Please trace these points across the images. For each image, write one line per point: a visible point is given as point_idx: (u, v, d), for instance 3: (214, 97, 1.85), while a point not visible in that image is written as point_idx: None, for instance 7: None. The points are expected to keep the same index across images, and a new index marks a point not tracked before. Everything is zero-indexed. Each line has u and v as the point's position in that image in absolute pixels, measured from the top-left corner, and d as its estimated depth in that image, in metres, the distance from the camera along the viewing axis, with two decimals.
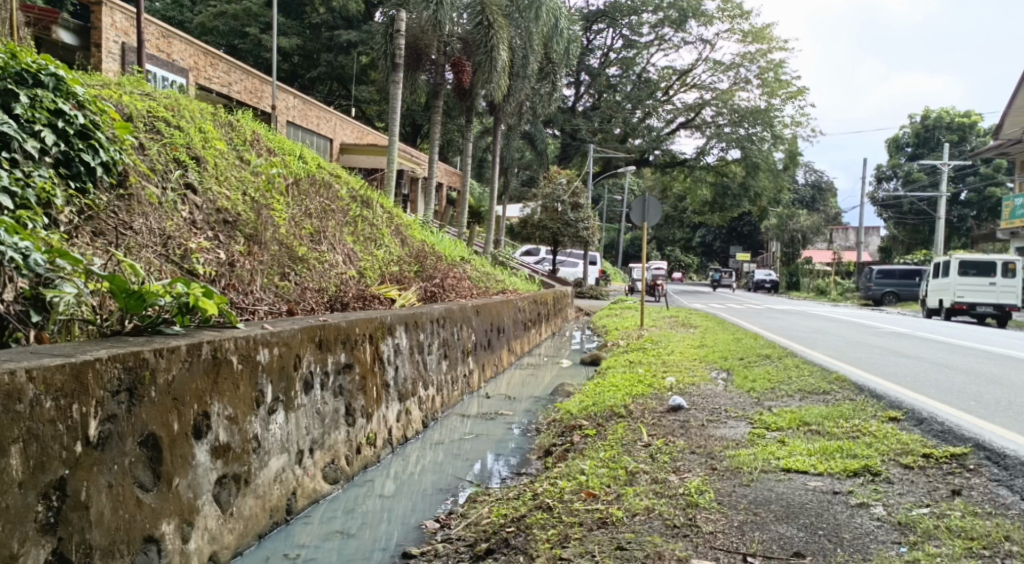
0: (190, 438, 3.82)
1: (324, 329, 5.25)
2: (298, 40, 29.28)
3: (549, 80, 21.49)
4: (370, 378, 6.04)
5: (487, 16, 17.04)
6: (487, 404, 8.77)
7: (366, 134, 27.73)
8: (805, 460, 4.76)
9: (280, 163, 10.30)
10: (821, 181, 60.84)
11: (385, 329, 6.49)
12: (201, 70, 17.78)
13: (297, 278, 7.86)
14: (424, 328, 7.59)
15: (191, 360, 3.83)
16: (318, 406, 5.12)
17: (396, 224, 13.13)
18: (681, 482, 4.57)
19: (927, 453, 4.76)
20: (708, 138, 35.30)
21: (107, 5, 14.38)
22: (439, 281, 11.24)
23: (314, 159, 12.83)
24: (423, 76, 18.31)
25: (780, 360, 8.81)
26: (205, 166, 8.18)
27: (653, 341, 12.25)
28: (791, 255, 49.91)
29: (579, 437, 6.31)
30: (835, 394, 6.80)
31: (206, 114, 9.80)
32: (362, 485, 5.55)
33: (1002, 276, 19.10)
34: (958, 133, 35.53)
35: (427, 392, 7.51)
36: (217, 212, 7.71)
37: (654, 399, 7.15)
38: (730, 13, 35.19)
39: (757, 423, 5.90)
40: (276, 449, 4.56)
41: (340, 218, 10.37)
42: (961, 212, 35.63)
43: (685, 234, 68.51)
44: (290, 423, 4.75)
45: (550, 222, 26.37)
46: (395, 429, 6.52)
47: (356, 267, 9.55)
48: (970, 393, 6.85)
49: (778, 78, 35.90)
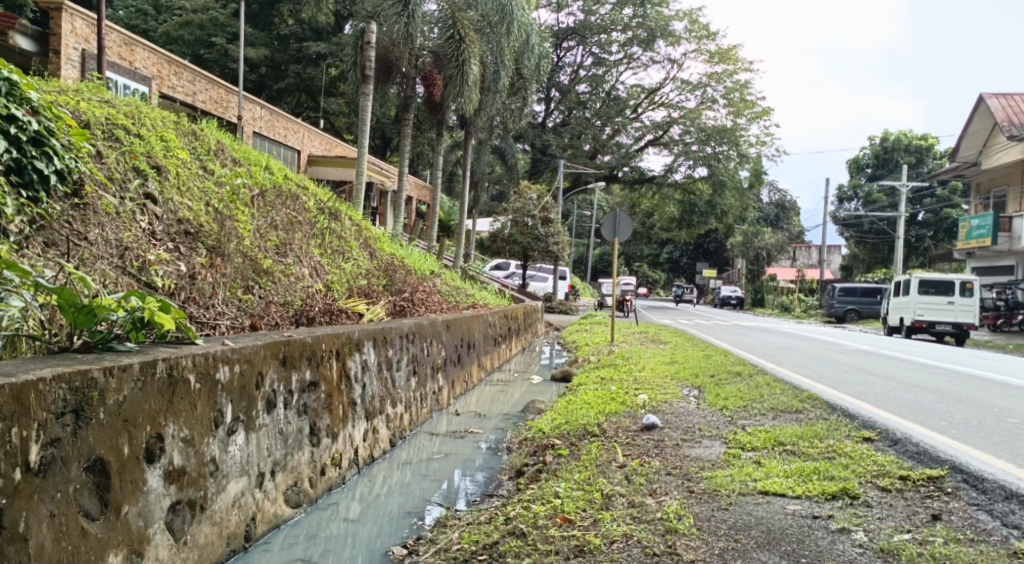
0: (141, 463, 3.60)
1: (289, 345, 5.04)
2: (266, 51, 29.00)
3: (519, 96, 21.41)
4: (336, 396, 5.83)
5: (459, 30, 16.87)
6: (457, 421, 8.60)
7: (334, 146, 27.47)
8: (783, 482, 4.64)
9: (246, 174, 10.07)
10: (785, 200, 61.58)
11: (353, 344, 6.29)
12: (165, 79, 17.47)
13: (261, 291, 7.65)
14: (393, 343, 7.39)
15: (144, 380, 3.61)
16: (280, 426, 4.91)
17: (364, 237, 12.91)
18: (659, 506, 4.43)
19: (904, 475, 4.67)
20: (676, 155, 35.55)
21: (67, 11, 14.06)
22: (409, 295, 11.04)
23: (281, 170, 12.58)
24: (394, 89, 18.17)
25: (751, 378, 8.73)
26: (166, 176, 7.95)
27: (624, 356, 12.14)
28: (756, 272, 50.31)
29: (551, 456, 6.15)
30: (809, 413, 6.71)
31: (168, 123, 9.55)
32: (326, 508, 5.34)
33: (959, 295, 19.35)
34: (917, 155, 36.15)
35: (395, 409, 7.31)
36: (178, 223, 7.49)
37: (628, 417, 7.02)
38: (697, 34, 35.53)
39: (733, 443, 5.79)
40: (234, 472, 4.34)
41: (307, 230, 10.15)
42: (918, 232, 36.16)
43: (652, 251, 68.84)
44: (251, 444, 4.53)
45: (520, 237, 26.33)
46: (361, 449, 6.31)
47: (323, 280, 9.34)
48: (940, 413, 6.80)
49: (743, 98, 36.25)
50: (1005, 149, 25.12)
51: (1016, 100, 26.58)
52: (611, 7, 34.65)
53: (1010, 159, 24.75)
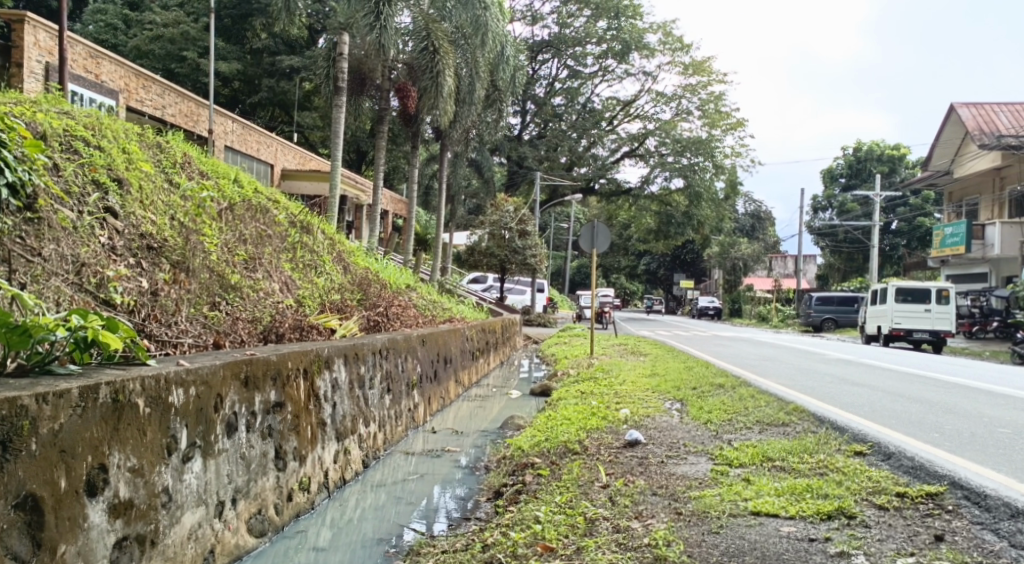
0: (81, 497, 3.30)
1: (251, 364, 4.75)
2: (238, 65, 28.70)
3: (494, 108, 21.19)
4: (304, 417, 5.53)
5: (432, 41, 16.66)
6: (433, 439, 8.32)
7: (309, 160, 27.13)
8: (775, 502, 4.41)
9: (213, 186, 9.73)
10: (761, 210, 61.95)
11: (323, 362, 6.01)
12: (133, 92, 17.10)
13: (228, 307, 7.36)
14: (365, 359, 7.10)
15: (83, 406, 3.31)
16: (242, 451, 4.61)
17: (337, 251, 12.61)
18: (646, 530, 4.18)
19: (902, 491, 4.46)
20: (652, 167, 35.60)
21: (29, 23, 13.67)
22: (383, 310, 10.74)
23: (251, 183, 12.25)
24: (368, 102, 17.97)
25: (734, 390, 8.50)
26: (128, 189, 7.61)
27: (604, 369, 11.91)
28: (733, 282, 50.40)
29: (530, 476, 5.88)
30: (796, 426, 6.50)
31: (132, 135, 9.22)
32: (292, 537, 5.03)
33: (936, 303, 19.30)
34: (889, 165, 36.47)
35: (368, 429, 7.01)
36: (141, 237, 7.15)
37: (610, 434, 6.76)
38: (671, 46, 35.61)
39: (719, 459, 5.56)
40: (191, 502, 4.04)
41: (277, 244, 9.84)
42: (893, 241, 36.34)
43: (630, 262, 68.78)
44: (209, 471, 4.23)
45: (497, 250, 26.12)
46: (332, 472, 6.01)
47: (294, 295, 9.05)
48: (931, 424, 6.62)
49: (718, 109, 36.35)
50: (977, 157, 25.27)
51: (986, 108, 26.79)
52: (585, 20, 34.65)
53: (981, 168, 24.91)
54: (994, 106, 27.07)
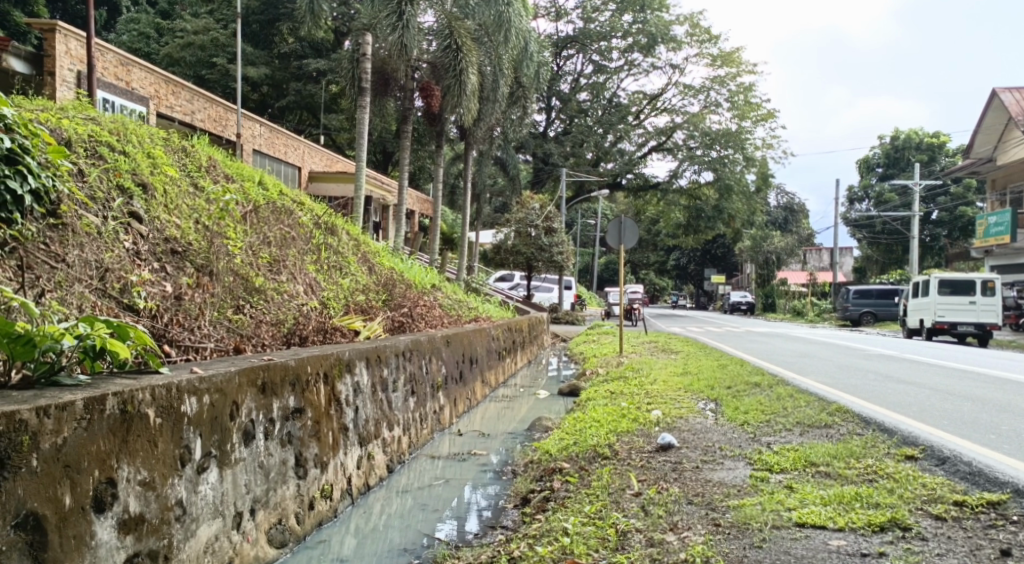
0: (88, 514, 3.17)
1: (267, 370, 4.60)
2: (266, 69, 28.77)
3: (519, 105, 20.93)
4: (325, 423, 5.37)
5: (456, 39, 16.47)
6: (459, 442, 8.14)
7: (336, 162, 27.10)
8: (821, 512, 4.21)
9: (238, 189, 9.61)
10: (793, 203, 61.23)
11: (344, 365, 5.85)
12: (163, 98, 17.09)
13: (252, 310, 7.23)
14: (388, 362, 6.93)
15: (89, 418, 3.19)
16: (260, 459, 4.45)
17: (363, 252, 12.48)
18: (683, 544, 3.96)
19: (960, 500, 4.28)
20: (680, 160, 35.14)
21: (61, 32, 13.45)
22: (408, 310, 10.60)
23: (276, 185, 12.16)
24: (393, 102, 17.80)
25: (771, 389, 8.23)
26: (153, 194, 7.49)
27: (633, 368, 11.64)
28: (766, 276, 49.71)
29: (558, 482, 5.66)
30: (840, 428, 6.23)
31: (156, 139, 9.12)
32: (314, 547, 4.87)
33: (982, 295, 18.84)
34: (928, 153, 35.66)
35: (392, 432, 6.84)
36: (165, 241, 7.03)
37: (642, 437, 6.52)
38: (699, 37, 35.16)
39: (758, 464, 5.31)
40: (207, 514, 3.88)
41: (302, 246, 9.69)
42: (933, 231, 35.59)
43: (660, 257, 68.07)
44: (225, 481, 4.08)
45: (523, 247, 25.85)
46: (355, 478, 5.84)
47: (319, 297, 8.90)
48: (984, 424, 6.32)
49: (748, 101, 35.84)
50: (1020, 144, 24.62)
51: None
52: (610, 14, 34.32)
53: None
54: None
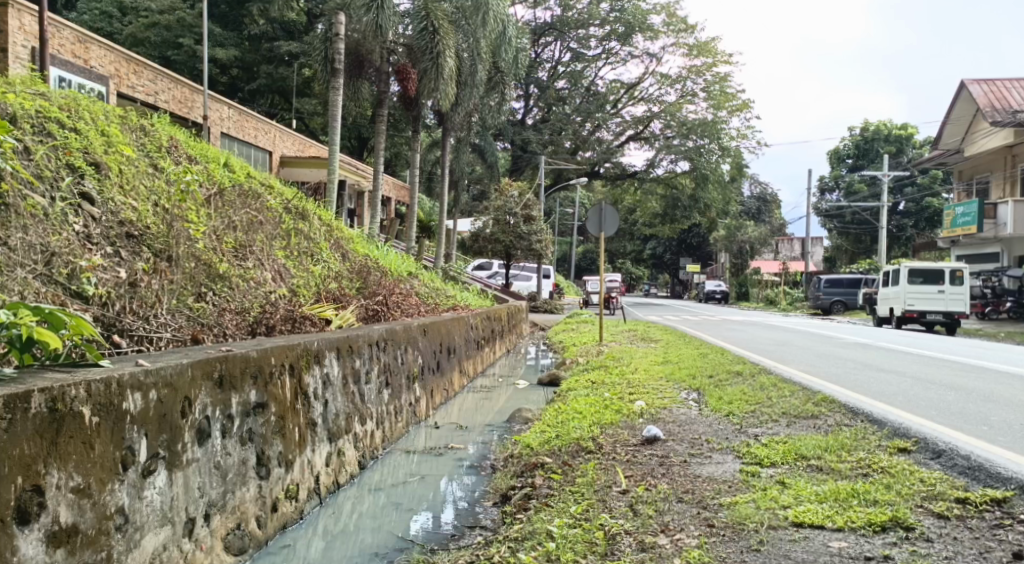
0: (9, 526, 2.90)
1: (225, 362, 4.25)
2: (235, 51, 28.12)
3: (497, 91, 20.53)
4: (291, 418, 5.03)
5: (432, 21, 16.12)
6: (436, 435, 7.82)
7: (308, 147, 26.61)
8: (818, 510, 3.94)
9: (201, 172, 9.24)
10: (767, 193, 61.36)
11: (312, 355, 5.51)
12: (124, 77, 16.60)
13: (215, 298, 6.88)
14: (360, 352, 6.59)
15: (11, 418, 2.92)
16: (216, 460, 4.13)
17: (336, 238, 12.10)
18: (676, 548, 3.71)
19: (962, 497, 4.01)
20: (657, 150, 34.91)
21: (14, 7, 12.91)
22: (383, 298, 10.24)
23: (243, 168, 11.76)
24: (367, 85, 17.33)
25: (754, 378, 8.00)
26: (107, 173, 7.14)
27: (614, 357, 11.36)
28: (739, 266, 49.75)
29: (540, 479, 5.34)
30: (827, 419, 5.97)
31: (112, 117, 8.72)
32: (277, 552, 4.54)
33: (950, 284, 18.72)
34: (896, 145, 35.79)
35: (365, 426, 6.51)
36: (120, 224, 6.66)
37: (626, 430, 6.22)
38: (676, 27, 34.87)
39: (747, 458, 5.03)
40: (153, 522, 3.56)
41: (270, 231, 9.29)
42: (900, 222, 35.75)
43: (636, 247, 67.87)
44: (175, 485, 3.75)
45: (501, 235, 25.52)
46: (324, 476, 5.51)
47: (288, 285, 8.54)
48: (974, 415, 6.08)
49: (724, 90, 35.63)
50: (988, 135, 24.59)
51: (998, 85, 26.01)
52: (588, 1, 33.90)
53: (994, 146, 24.22)
54: (1006, 82, 26.28)
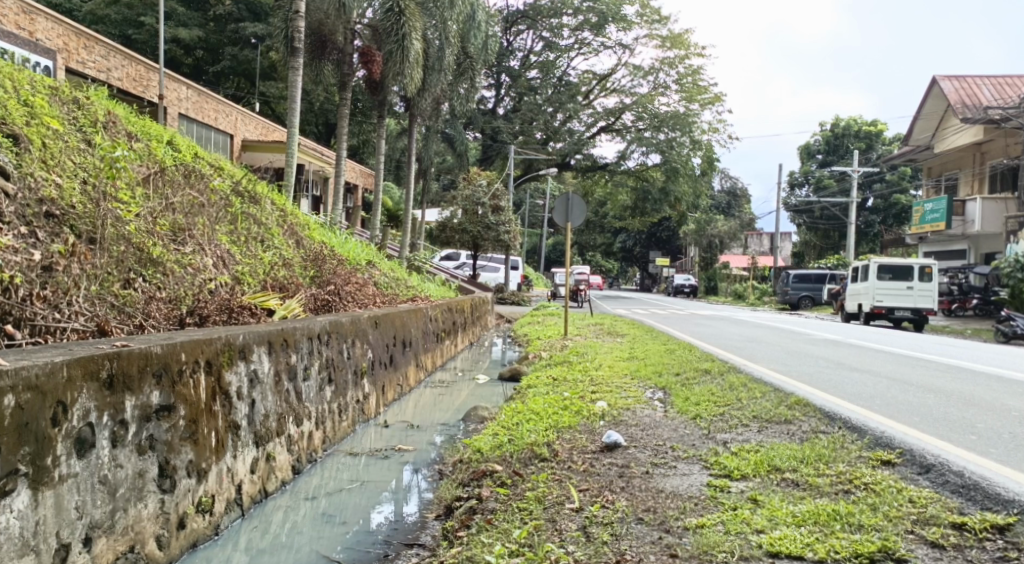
0: None
1: (116, 360, 3.68)
2: (198, 32, 27.25)
3: (466, 77, 19.88)
4: (206, 421, 4.44)
5: (398, 2, 15.43)
6: (384, 435, 7.23)
7: (270, 131, 25.72)
8: (796, 536, 3.47)
9: (138, 149, 8.56)
10: (736, 187, 61.58)
11: (236, 350, 4.91)
12: (72, 52, 15.80)
13: (144, 286, 6.27)
14: (297, 346, 5.98)
15: None
16: (102, 473, 3.59)
17: (290, 222, 11.45)
18: None
19: (959, 522, 3.56)
20: (628, 142, 34.41)
21: None
22: (335, 288, 9.59)
23: (190, 147, 11.07)
24: (329, 66, 16.60)
25: (722, 377, 7.51)
26: (26, 146, 6.53)
27: (578, 352, 10.85)
28: (709, 260, 49.58)
29: (487, 491, 4.81)
30: (802, 424, 5.51)
31: (40, 88, 8.05)
32: None
33: (918, 280, 18.45)
34: (866, 141, 35.88)
35: (300, 427, 5.91)
36: (39, 202, 6.00)
37: (585, 436, 5.69)
38: (648, 18, 34.44)
39: (716, 469, 4.53)
40: (9, 553, 3.12)
41: (214, 214, 8.58)
42: (868, 218, 35.77)
43: (607, 239, 67.39)
44: (43, 506, 3.28)
45: (469, 225, 24.91)
46: (247, 484, 4.89)
47: (230, 272, 7.89)
48: (960, 422, 5.65)
49: (696, 83, 35.20)
50: (959, 131, 24.42)
51: (970, 81, 25.84)
52: None
53: (964, 143, 24.01)
54: (976, 79, 26.09)
